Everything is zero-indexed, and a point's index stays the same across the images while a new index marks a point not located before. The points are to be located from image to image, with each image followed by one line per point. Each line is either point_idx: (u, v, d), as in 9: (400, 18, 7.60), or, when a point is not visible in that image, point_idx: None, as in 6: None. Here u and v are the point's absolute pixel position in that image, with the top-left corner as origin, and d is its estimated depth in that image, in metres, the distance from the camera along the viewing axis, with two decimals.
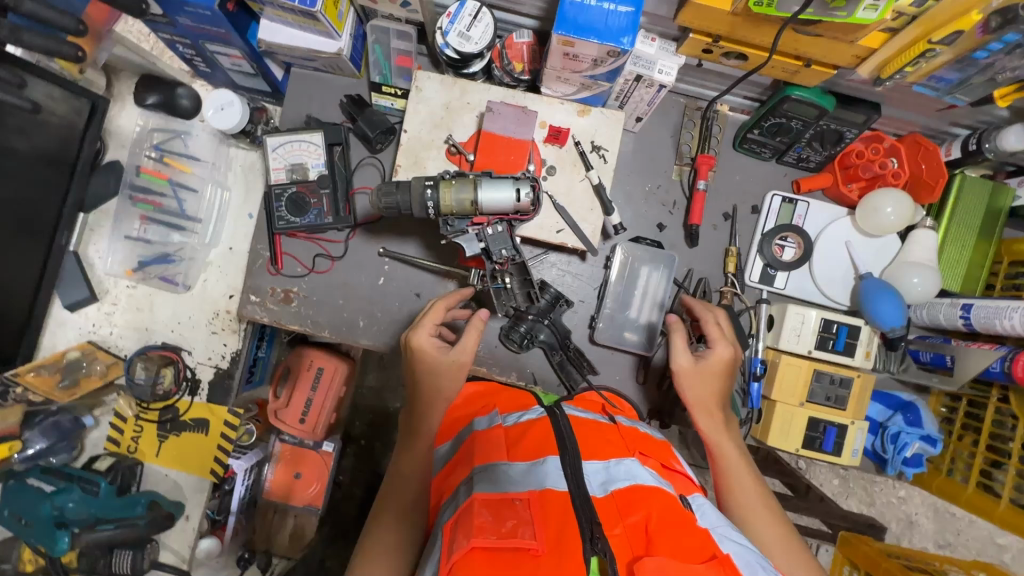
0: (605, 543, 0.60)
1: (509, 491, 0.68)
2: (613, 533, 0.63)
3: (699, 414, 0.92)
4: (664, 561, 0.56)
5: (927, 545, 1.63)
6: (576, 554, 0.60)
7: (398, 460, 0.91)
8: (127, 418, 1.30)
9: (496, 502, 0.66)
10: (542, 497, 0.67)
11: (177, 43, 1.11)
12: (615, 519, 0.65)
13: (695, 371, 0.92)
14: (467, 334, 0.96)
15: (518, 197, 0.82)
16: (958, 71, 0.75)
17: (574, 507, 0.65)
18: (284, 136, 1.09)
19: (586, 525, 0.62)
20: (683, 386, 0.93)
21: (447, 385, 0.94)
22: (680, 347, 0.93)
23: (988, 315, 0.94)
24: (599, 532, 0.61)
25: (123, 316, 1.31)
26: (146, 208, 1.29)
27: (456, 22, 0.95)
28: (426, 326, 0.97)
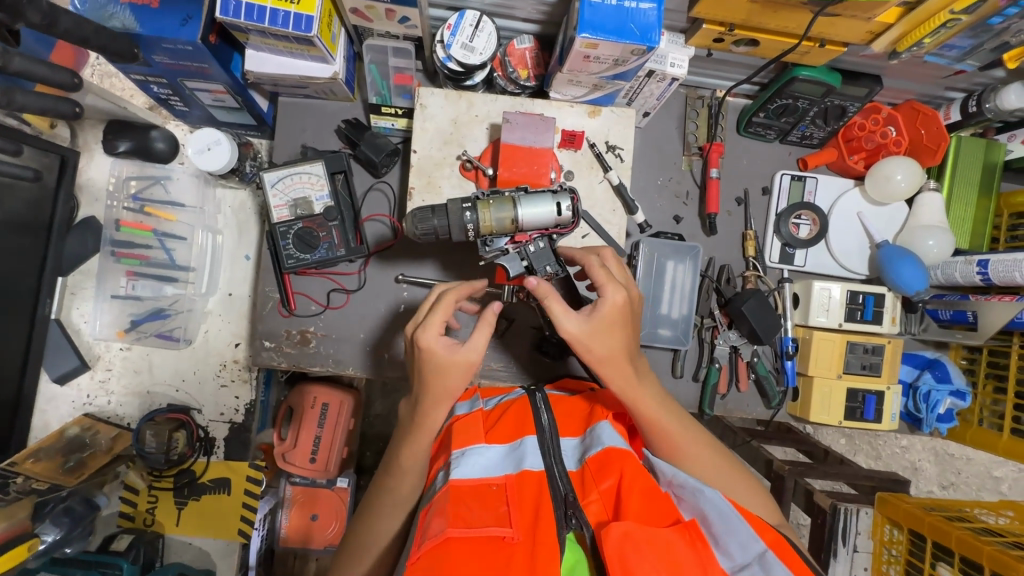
0: (579, 517, 0.75)
1: (487, 477, 0.80)
2: (589, 501, 0.77)
3: (609, 373, 0.81)
4: (629, 526, 0.66)
5: (932, 488, 1.66)
6: (551, 531, 0.71)
7: (398, 447, 0.88)
8: (139, 490, 1.23)
9: (476, 488, 0.78)
10: (518, 480, 0.79)
11: (152, 83, 1.03)
12: (589, 487, 0.78)
13: (591, 329, 0.78)
14: (478, 332, 0.81)
15: (560, 210, 0.83)
16: (972, 38, 0.80)
17: (548, 485, 0.78)
18: (281, 170, 1.03)
19: (561, 504, 0.75)
20: (585, 349, 0.79)
21: (451, 385, 0.82)
22: (558, 309, 0.78)
23: (1005, 268, 0.97)
24: (573, 508, 0.75)
25: (120, 381, 1.24)
26: (130, 263, 1.19)
27: (458, 34, 0.92)
28: (433, 325, 0.82)
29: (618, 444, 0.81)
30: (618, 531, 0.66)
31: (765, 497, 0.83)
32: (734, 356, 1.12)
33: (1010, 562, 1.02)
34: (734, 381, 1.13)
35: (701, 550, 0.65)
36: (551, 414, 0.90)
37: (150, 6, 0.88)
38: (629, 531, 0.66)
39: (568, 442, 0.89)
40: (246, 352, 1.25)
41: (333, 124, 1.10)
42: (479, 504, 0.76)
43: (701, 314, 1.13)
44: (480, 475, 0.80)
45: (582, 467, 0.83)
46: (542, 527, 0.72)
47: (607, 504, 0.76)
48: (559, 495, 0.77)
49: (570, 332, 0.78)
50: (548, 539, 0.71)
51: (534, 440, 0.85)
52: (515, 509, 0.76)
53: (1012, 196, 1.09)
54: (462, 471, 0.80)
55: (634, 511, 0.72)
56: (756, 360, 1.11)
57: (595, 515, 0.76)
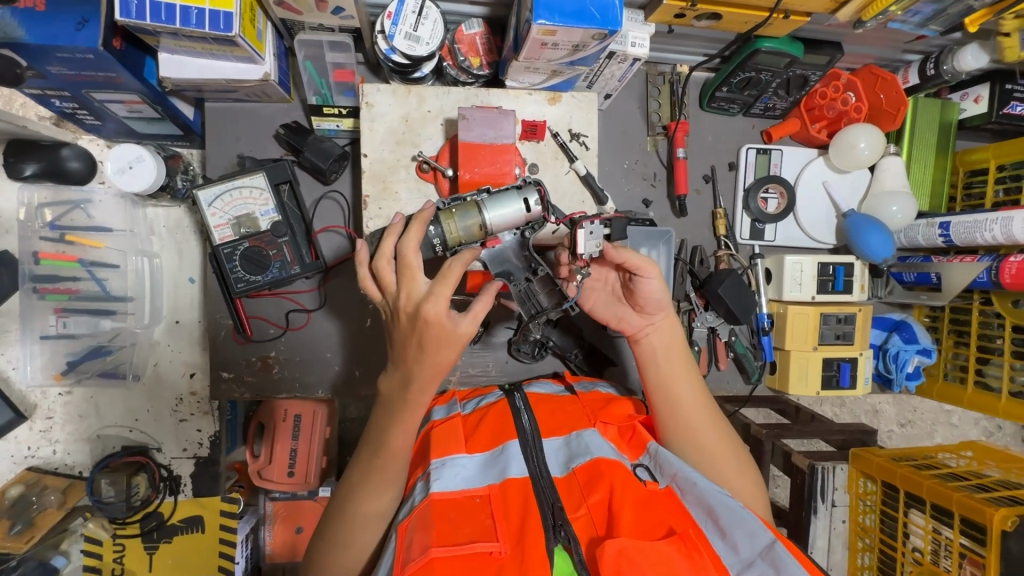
0: (568, 529, 0.71)
1: (469, 489, 0.77)
2: (577, 514, 0.74)
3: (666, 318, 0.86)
4: (625, 543, 0.66)
5: (893, 427, 1.74)
6: (540, 543, 0.68)
7: (380, 428, 0.78)
8: (103, 541, 1.13)
9: (459, 502, 0.75)
10: (501, 490, 0.76)
11: (52, 96, 0.91)
12: (577, 500, 0.76)
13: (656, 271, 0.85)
14: (480, 303, 0.73)
15: (528, 206, 0.78)
16: (935, 4, 0.80)
17: (534, 493, 0.75)
18: (217, 186, 0.93)
19: (548, 513, 0.72)
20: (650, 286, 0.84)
21: (451, 360, 0.73)
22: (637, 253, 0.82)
23: (967, 230, 0.99)
24: (561, 519, 0.72)
25: (65, 429, 1.14)
26: (58, 299, 1.06)
27: (400, 23, 0.84)
28: (443, 293, 0.71)
29: (606, 453, 0.80)
30: (614, 549, 0.65)
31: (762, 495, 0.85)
32: (712, 337, 1.11)
33: (981, 508, 1.06)
34: (714, 361, 1.13)
35: (696, 561, 0.67)
36: (531, 416, 0.88)
37: (37, 10, 0.75)
38: (624, 548, 0.65)
39: (550, 445, 0.85)
40: (203, 382, 1.17)
41: (270, 129, 1.00)
42: (461, 518, 0.73)
43: (677, 299, 1.10)
44: (462, 487, 0.78)
45: (567, 474, 0.80)
46: (530, 538, 0.69)
47: (595, 517, 0.74)
48: (545, 504, 0.74)
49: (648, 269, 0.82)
50: (537, 552, 0.67)
51: (516, 447, 0.82)
52: (500, 520, 0.73)
53: (967, 154, 1.11)
54: (443, 485, 0.77)
55: (628, 525, 0.71)
56: (734, 339, 1.11)
57: (581, 528, 0.74)
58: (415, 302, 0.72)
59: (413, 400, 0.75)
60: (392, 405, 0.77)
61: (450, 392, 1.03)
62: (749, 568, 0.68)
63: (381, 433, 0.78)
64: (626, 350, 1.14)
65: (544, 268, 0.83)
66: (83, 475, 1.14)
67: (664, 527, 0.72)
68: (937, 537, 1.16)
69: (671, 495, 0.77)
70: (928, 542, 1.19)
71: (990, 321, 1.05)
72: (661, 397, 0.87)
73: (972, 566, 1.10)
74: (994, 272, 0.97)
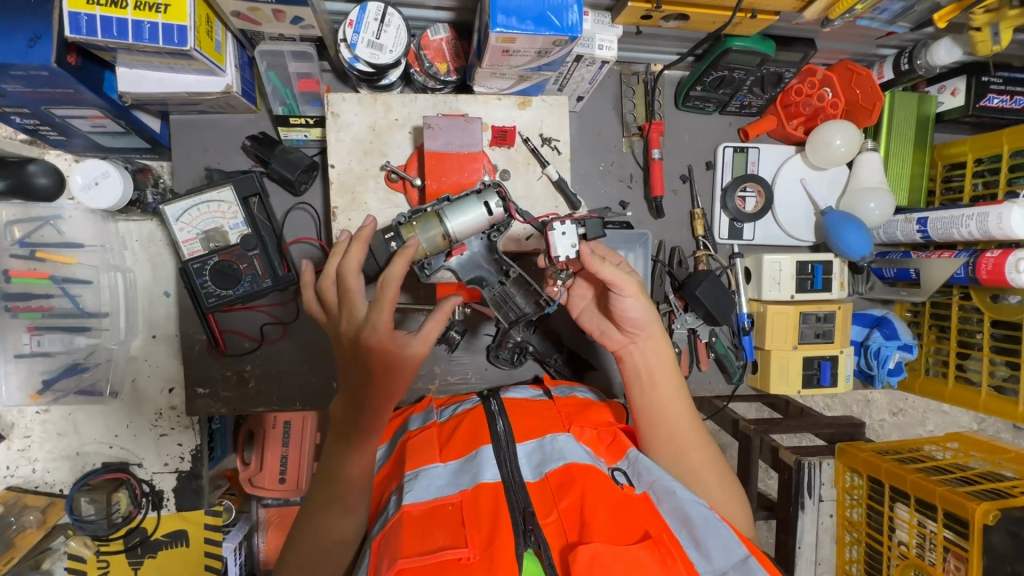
0: (538, 534, 0.71)
1: (440, 497, 0.75)
2: (548, 521, 0.74)
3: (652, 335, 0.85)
4: (597, 547, 0.65)
5: (884, 416, 1.74)
6: (510, 549, 0.68)
7: (336, 461, 0.78)
8: (87, 558, 1.15)
9: (428, 510, 0.73)
10: (472, 496, 0.75)
11: (12, 114, 0.89)
12: (549, 505, 0.75)
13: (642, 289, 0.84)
14: (433, 322, 0.73)
15: (489, 209, 0.77)
16: (902, 1, 0.80)
17: (506, 498, 0.74)
18: (184, 201, 0.91)
19: (520, 518, 0.72)
20: (631, 305, 0.81)
21: (405, 381, 0.74)
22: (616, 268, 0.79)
23: (944, 225, 0.98)
24: (532, 524, 0.72)
25: (44, 447, 1.13)
26: (31, 317, 1.03)
27: (362, 31, 0.82)
28: (385, 315, 0.72)
29: (580, 458, 0.80)
30: (586, 554, 0.65)
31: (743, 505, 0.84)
32: (692, 338, 1.11)
33: (963, 502, 1.05)
34: (695, 361, 1.13)
35: (668, 564, 0.66)
36: (506, 421, 0.87)
37: None
38: (596, 553, 0.65)
39: (523, 450, 0.84)
40: (182, 397, 1.15)
41: (237, 140, 0.99)
42: (432, 527, 0.71)
43: (656, 300, 1.10)
44: (433, 496, 0.76)
45: (540, 478, 0.79)
46: (499, 544, 0.68)
47: (567, 523, 0.73)
48: (517, 508, 0.73)
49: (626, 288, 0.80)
50: (507, 557, 0.67)
51: (490, 451, 0.81)
52: (470, 526, 0.71)
53: (945, 148, 1.10)
54: (415, 496, 0.75)
55: (601, 529, 0.71)
56: (714, 339, 1.11)
57: (553, 535, 0.73)
58: (358, 327, 0.74)
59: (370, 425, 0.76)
60: (349, 434, 0.77)
61: (426, 399, 1.02)
62: None
63: (338, 464, 0.77)
64: (606, 353, 1.13)
65: (515, 269, 0.82)
66: (64, 493, 1.14)
67: (639, 530, 0.71)
68: (921, 531, 1.15)
69: (646, 501, 0.76)
70: (913, 536, 1.17)
71: (970, 315, 1.04)
72: (646, 406, 0.86)
73: (955, 561, 1.09)
74: (971, 267, 0.97)
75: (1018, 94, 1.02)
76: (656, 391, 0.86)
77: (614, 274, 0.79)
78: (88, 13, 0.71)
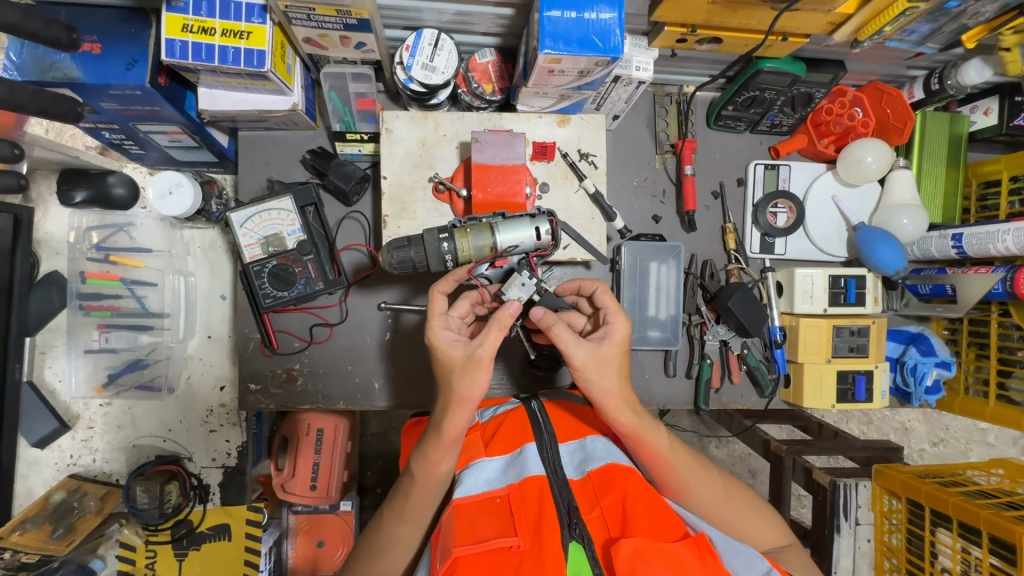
0: (582, 528, 0.67)
1: (489, 490, 0.73)
2: (590, 516, 0.70)
3: (616, 407, 0.77)
4: (639, 542, 0.62)
5: (924, 445, 1.69)
6: (556, 539, 0.65)
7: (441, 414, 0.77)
8: (136, 547, 1.20)
9: (480, 504, 0.71)
10: (520, 488, 0.72)
11: (102, 129, 1.00)
12: (591, 501, 0.72)
13: (595, 360, 0.76)
14: (491, 333, 0.74)
15: (538, 234, 0.83)
16: (930, 23, 0.83)
17: (552, 492, 0.70)
18: (250, 208, 0.99)
19: (564, 510, 0.68)
20: (592, 382, 0.76)
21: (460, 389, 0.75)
22: (568, 338, 0.76)
23: (979, 241, 0.99)
24: (576, 517, 0.68)
25: (104, 438, 1.21)
26: (102, 315, 1.14)
27: (417, 54, 0.90)
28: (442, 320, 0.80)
29: (622, 462, 0.76)
30: (628, 548, 0.61)
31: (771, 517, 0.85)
32: (725, 350, 1.13)
33: (1009, 526, 1.02)
34: (727, 373, 1.14)
35: (712, 564, 0.62)
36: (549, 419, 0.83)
37: (93, 51, 0.83)
38: (639, 547, 0.61)
39: (565, 449, 0.81)
40: (232, 395, 1.22)
41: (297, 155, 1.07)
42: (480, 519, 0.70)
43: (688, 312, 1.12)
44: (483, 489, 0.74)
45: (583, 477, 0.75)
46: (547, 532, 0.65)
47: (609, 519, 0.70)
48: (561, 503, 0.69)
49: (578, 364, 0.75)
50: (555, 548, 0.63)
51: (533, 448, 0.77)
52: (520, 516, 0.69)
53: (978, 166, 1.11)
54: (465, 489, 0.74)
55: (643, 526, 0.67)
56: (746, 352, 1.11)
57: (597, 531, 0.69)
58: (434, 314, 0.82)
59: (478, 343, 0.75)
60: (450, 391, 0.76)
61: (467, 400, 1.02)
62: None
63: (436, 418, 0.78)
64: (638, 362, 1.13)
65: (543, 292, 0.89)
66: (119, 483, 1.21)
67: (682, 529, 0.67)
68: (966, 557, 1.12)
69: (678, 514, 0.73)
70: (958, 562, 1.14)
71: (1010, 333, 1.04)
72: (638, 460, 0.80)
73: None
74: (1009, 282, 0.96)
75: None
76: (649, 443, 0.79)
77: (562, 347, 0.76)
78: (182, 40, 0.80)
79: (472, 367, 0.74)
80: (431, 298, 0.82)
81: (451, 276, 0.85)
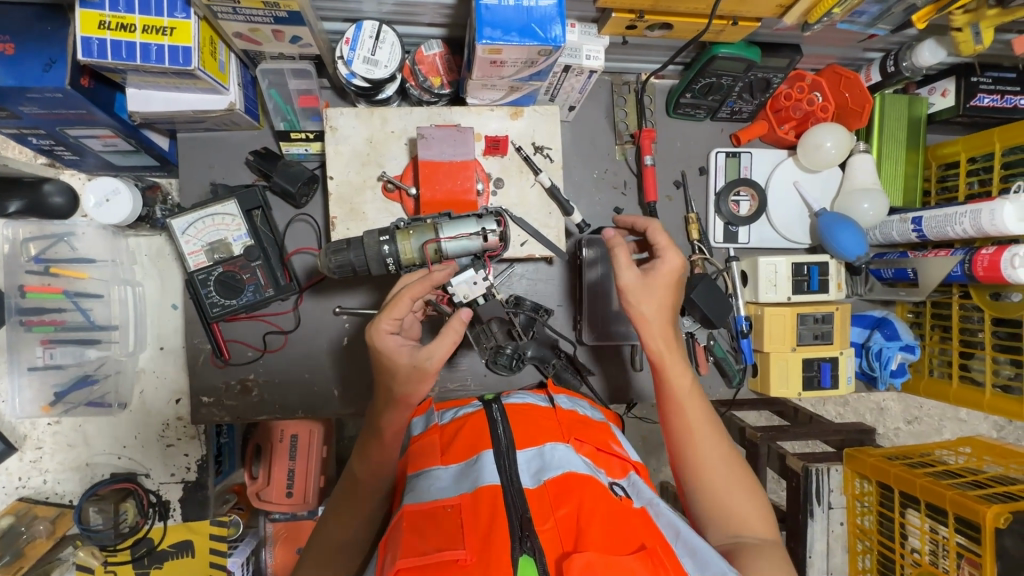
0: (535, 540, 0.64)
1: (441, 499, 0.71)
2: (544, 527, 0.66)
3: (647, 330, 0.84)
4: (591, 556, 0.59)
5: (897, 426, 1.70)
6: (505, 553, 0.62)
7: (388, 419, 0.79)
8: (95, 568, 1.14)
9: (429, 513, 0.69)
10: (473, 499, 0.69)
11: (28, 135, 0.94)
12: (546, 512, 0.68)
13: (641, 284, 0.84)
14: (443, 340, 0.75)
15: (485, 235, 0.80)
16: (879, 4, 0.82)
17: (504, 502, 0.68)
18: (191, 214, 0.95)
19: (516, 522, 0.65)
20: (633, 301, 0.84)
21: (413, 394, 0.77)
22: (622, 260, 0.84)
23: (939, 224, 0.98)
24: (529, 530, 0.64)
25: (55, 458, 1.17)
26: (44, 331, 1.08)
27: (358, 48, 0.86)
28: (387, 322, 0.76)
29: (580, 469, 0.74)
30: (579, 562, 0.59)
31: (761, 500, 0.78)
32: (691, 342, 1.12)
33: (974, 506, 1.02)
34: (694, 365, 1.13)
35: None
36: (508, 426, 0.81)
37: (5, 53, 0.78)
38: (590, 563, 0.59)
39: (522, 456, 0.77)
40: (189, 408, 1.17)
41: (242, 156, 1.02)
42: (432, 530, 0.67)
43: None
44: (434, 498, 0.72)
45: (538, 486, 0.72)
46: (496, 546, 0.63)
47: (563, 531, 0.66)
48: (515, 514, 0.66)
49: (624, 284, 0.84)
50: (503, 561, 0.61)
51: (490, 457, 0.75)
52: (471, 529, 0.66)
53: (938, 148, 1.10)
54: (417, 498, 0.72)
55: (598, 540, 0.64)
56: (712, 343, 1.11)
57: (549, 544, 0.65)
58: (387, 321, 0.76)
59: (427, 352, 0.75)
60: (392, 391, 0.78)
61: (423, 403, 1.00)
62: None
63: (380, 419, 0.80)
64: (604, 358, 1.13)
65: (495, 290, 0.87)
66: (73, 504, 1.17)
67: (635, 542, 0.65)
68: (934, 537, 1.11)
69: (644, 514, 0.71)
70: (926, 542, 1.13)
71: (970, 315, 1.04)
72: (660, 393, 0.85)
73: (969, 567, 1.05)
74: (967, 265, 0.96)
75: (1009, 93, 1.03)
76: (674, 376, 0.84)
77: (615, 267, 0.85)
78: (99, 38, 0.75)
79: (419, 378, 0.76)
80: (396, 297, 0.75)
81: (424, 280, 0.76)
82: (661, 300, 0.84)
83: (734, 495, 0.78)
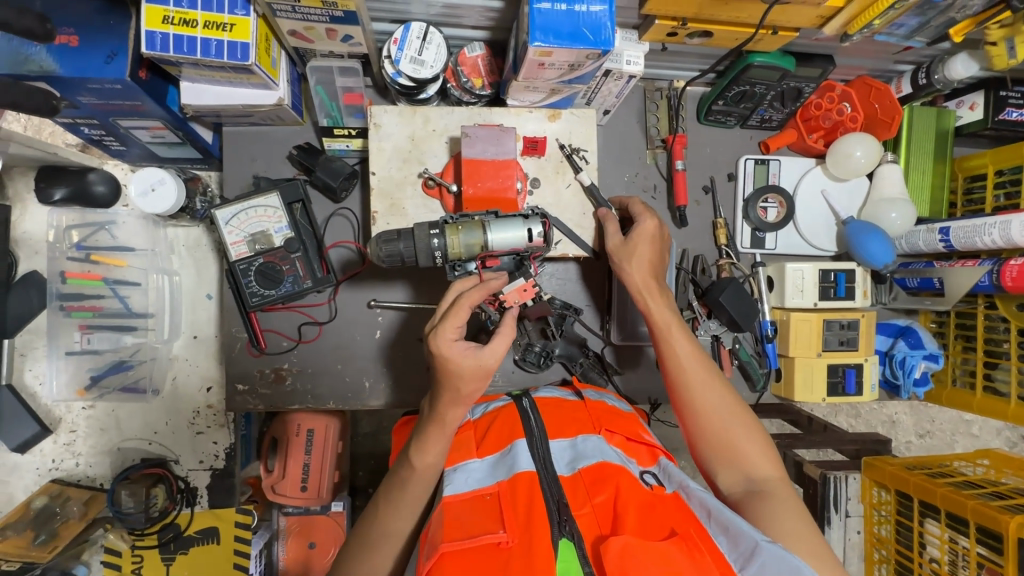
0: (573, 524, 0.66)
1: (480, 487, 0.73)
2: (580, 513, 0.69)
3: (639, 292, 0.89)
4: (628, 538, 0.61)
5: (911, 438, 1.71)
6: (545, 536, 0.64)
7: (432, 415, 0.80)
8: (122, 552, 1.18)
9: (469, 500, 0.71)
10: (510, 485, 0.71)
11: (81, 125, 0.97)
12: (582, 498, 0.70)
13: (625, 246, 0.90)
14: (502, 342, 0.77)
15: (531, 235, 0.83)
16: (918, 17, 0.84)
17: (541, 488, 0.70)
18: (235, 205, 0.97)
19: (554, 507, 0.67)
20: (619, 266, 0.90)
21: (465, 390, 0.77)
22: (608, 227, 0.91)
23: (967, 235, 0.99)
24: (566, 514, 0.67)
25: (87, 441, 1.19)
26: (84, 316, 1.11)
27: (406, 48, 0.88)
28: (449, 329, 0.77)
29: (614, 459, 0.75)
30: (617, 545, 0.60)
31: (768, 445, 0.80)
32: (715, 346, 1.13)
33: (996, 515, 1.02)
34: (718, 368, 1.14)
35: (699, 560, 0.61)
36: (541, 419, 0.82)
37: (70, 44, 0.81)
38: (627, 545, 0.60)
39: (556, 445, 0.79)
40: (219, 396, 1.20)
41: (284, 150, 1.05)
42: (473, 517, 0.68)
43: (680, 307, 1.12)
44: (472, 487, 0.73)
45: (573, 474, 0.74)
46: (536, 529, 0.64)
47: (600, 517, 0.68)
48: (552, 499, 0.68)
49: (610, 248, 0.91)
50: (543, 544, 0.63)
51: (523, 445, 0.76)
52: (509, 513, 0.68)
53: (965, 161, 1.12)
54: (455, 489, 0.73)
55: (634, 525, 0.65)
56: (738, 347, 1.11)
57: (587, 528, 0.67)
58: (448, 329, 0.77)
59: (490, 351, 0.77)
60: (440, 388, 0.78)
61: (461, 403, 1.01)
62: (749, 564, 0.63)
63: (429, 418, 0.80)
64: (630, 359, 1.14)
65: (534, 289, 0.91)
66: (104, 487, 1.19)
67: (666, 527, 0.67)
68: (954, 547, 1.11)
69: (678, 498, 0.72)
70: (945, 551, 1.13)
71: (995, 325, 1.05)
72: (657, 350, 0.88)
73: None
74: (995, 275, 0.97)
75: None
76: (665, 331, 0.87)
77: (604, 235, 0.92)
78: (163, 32, 0.78)
79: (481, 377, 0.77)
80: (458, 304, 0.77)
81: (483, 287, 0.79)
82: (646, 261, 0.90)
83: (740, 440, 0.80)
